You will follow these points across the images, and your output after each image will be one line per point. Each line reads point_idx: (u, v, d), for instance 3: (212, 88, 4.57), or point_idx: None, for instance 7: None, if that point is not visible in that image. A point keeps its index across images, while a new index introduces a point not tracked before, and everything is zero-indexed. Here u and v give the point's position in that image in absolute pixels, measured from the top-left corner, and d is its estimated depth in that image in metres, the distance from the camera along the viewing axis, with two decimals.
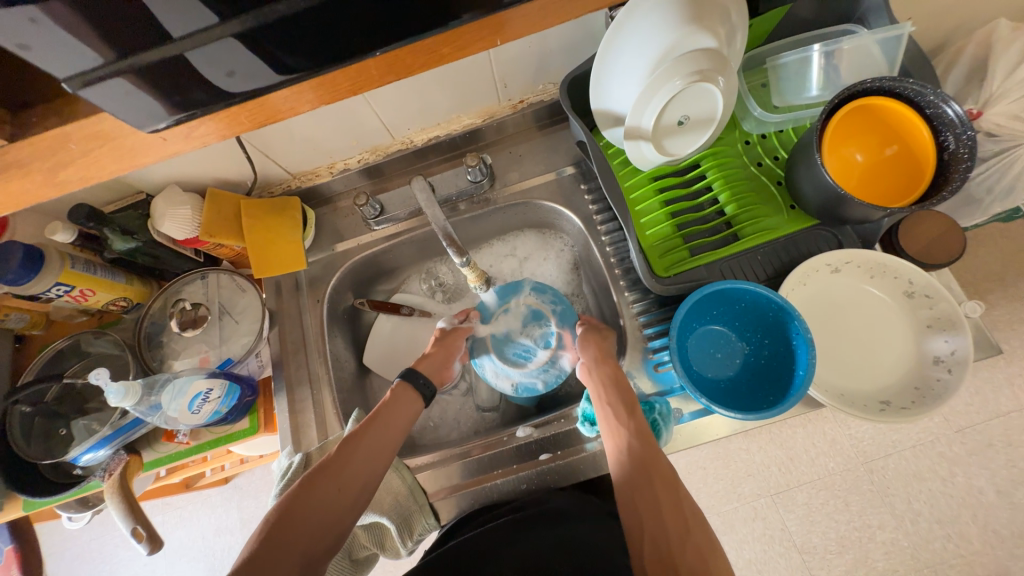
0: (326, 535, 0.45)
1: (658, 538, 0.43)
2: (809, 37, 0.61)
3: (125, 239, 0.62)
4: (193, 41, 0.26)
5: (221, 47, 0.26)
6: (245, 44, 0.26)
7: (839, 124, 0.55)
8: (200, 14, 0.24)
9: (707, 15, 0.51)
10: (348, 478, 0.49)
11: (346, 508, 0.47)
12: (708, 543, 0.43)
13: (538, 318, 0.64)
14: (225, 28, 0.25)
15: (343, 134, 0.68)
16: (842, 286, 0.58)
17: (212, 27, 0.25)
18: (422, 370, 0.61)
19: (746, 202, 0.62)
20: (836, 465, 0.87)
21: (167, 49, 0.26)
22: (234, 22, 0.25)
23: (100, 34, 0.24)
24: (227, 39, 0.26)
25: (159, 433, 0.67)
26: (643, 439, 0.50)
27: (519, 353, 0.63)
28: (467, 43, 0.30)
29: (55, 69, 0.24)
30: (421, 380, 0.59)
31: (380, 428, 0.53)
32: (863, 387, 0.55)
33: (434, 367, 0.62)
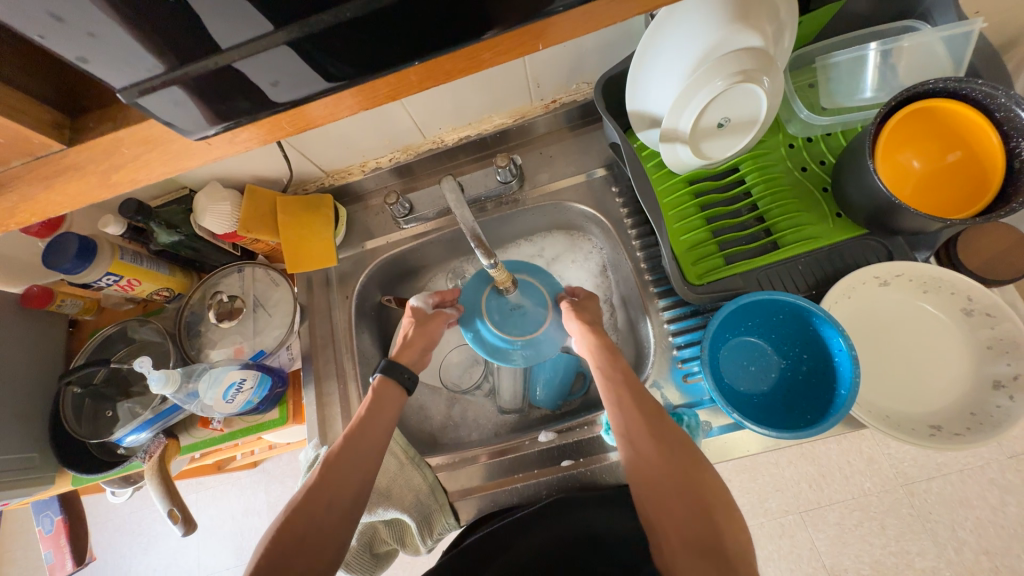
0: (328, 545, 0.46)
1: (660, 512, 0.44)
2: (865, 36, 0.57)
3: (169, 232, 0.65)
4: (245, 50, 0.25)
5: (277, 55, 0.25)
6: (295, 53, 0.26)
7: (894, 128, 0.51)
8: (252, 25, 0.24)
9: (754, 13, 0.49)
10: (342, 485, 0.49)
11: (342, 518, 0.48)
12: (719, 505, 0.43)
13: (531, 296, 0.60)
14: (272, 38, 0.25)
15: (376, 133, 0.68)
16: (892, 300, 0.54)
17: (265, 37, 0.25)
18: (404, 361, 0.59)
19: (787, 209, 0.59)
20: (872, 485, 0.83)
21: (218, 59, 0.25)
22: (284, 32, 0.25)
23: (157, 49, 0.24)
24: (283, 47, 0.25)
25: (195, 419, 0.70)
26: (638, 397, 0.50)
27: (520, 324, 0.57)
28: (509, 52, 0.29)
29: (110, 81, 0.25)
30: (405, 374, 0.57)
31: (367, 430, 0.52)
32: (911, 409, 0.51)
33: (416, 358, 0.60)
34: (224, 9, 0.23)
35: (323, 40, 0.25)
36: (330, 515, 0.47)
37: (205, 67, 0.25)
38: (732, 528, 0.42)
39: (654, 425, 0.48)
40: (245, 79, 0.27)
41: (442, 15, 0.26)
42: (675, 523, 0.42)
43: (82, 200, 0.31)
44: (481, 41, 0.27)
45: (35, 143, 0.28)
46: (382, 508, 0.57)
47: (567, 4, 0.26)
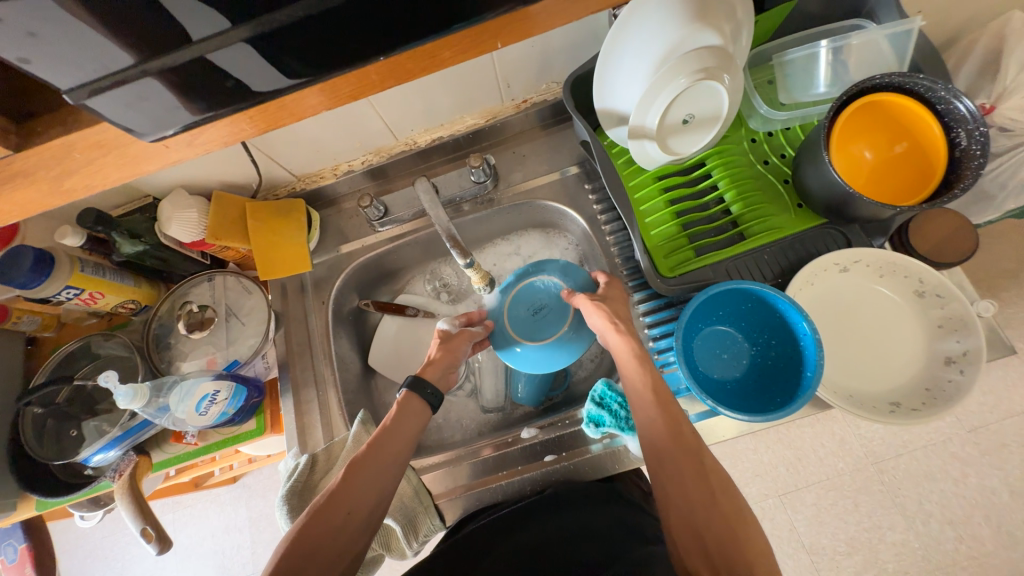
0: (340, 559, 0.45)
1: (682, 518, 0.43)
2: (817, 33, 0.60)
3: (133, 242, 0.62)
4: (200, 49, 0.25)
5: (233, 53, 0.25)
6: (252, 50, 0.25)
7: (847, 121, 0.54)
8: (207, 24, 0.24)
9: (712, 13, 0.51)
10: (356, 501, 0.47)
11: (356, 532, 0.47)
12: (740, 521, 0.42)
13: (552, 295, 0.60)
14: (227, 35, 0.24)
15: (346, 136, 0.68)
16: (851, 285, 0.57)
17: (220, 34, 0.24)
18: (428, 378, 0.57)
19: (752, 201, 0.61)
20: (844, 465, 0.86)
21: (172, 58, 0.25)
22: (240, 30, 0.24)
23: (105, 49, 0.23)
24: (239, 44, 0.25)
25: (168, 434, 0.68)
26: (665, 400, 0.50)
27: (544, 330, 0.59)
28: (471, 48, 0.30)
29: (56, 83, 0.24)
30: (427, 388, 0.56)
31: (388, 444, 0.51)
32: (873, 388, 0.54)
33: (441, 373, 0.59)
34: (175, 6, 0.23)
35: (281, 37, 0.25)
36: (343, 534, 0.46)
37: (158, 66, 0.25)
38: (752, 536, 0.42)
39: (685, 434, 0.47)
40: (201, 78, 0.26)
41: (401, 12, 0.26)
42: (695, 536, 0.42)
43: (32, 207, 0.30)
44: (442, 37, 0.28)
45: None
46: None
47: (524, 1, 0.26)
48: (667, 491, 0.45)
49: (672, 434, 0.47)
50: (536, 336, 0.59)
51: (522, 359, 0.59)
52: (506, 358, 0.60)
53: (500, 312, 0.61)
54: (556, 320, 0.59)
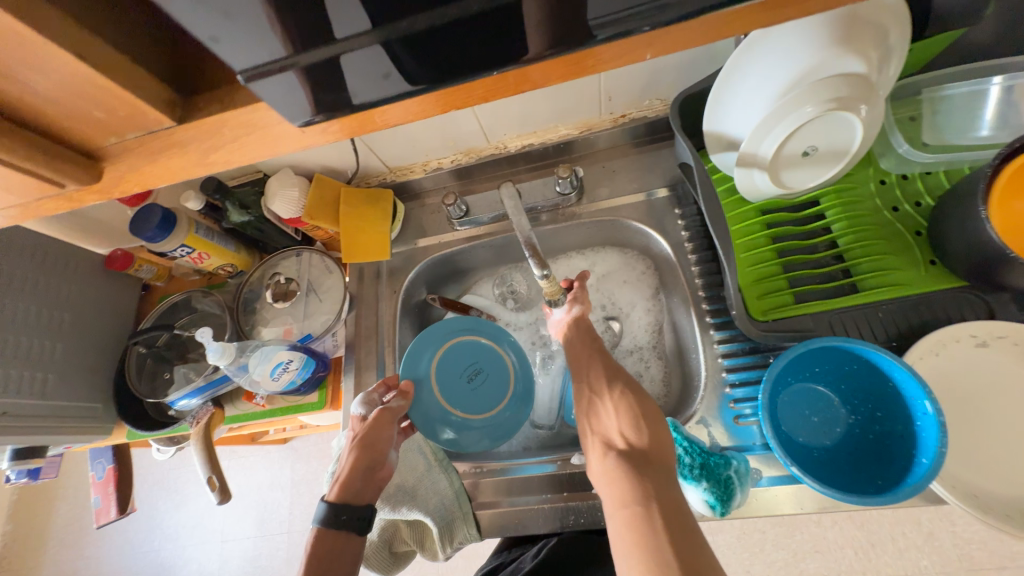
0: None
1: (596, 420, 0.55)
2: (982, 69, 0.52)
3: (241, 212, 0.68)
4: (340, 48, 0.26)
5: (368, 53, 0.26)
6: (384, 52, 0.26)
7: (1017, 174, 0.46)
8: (354, 22, 0.24)
9: (859, 37, 0.45)
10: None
11: None
12: (638, 407, 0.51)
13: (488, 358, 0.64)
14: (365, 37, 0.25)
15: (441, 134, 0.69)
16: (992, 365, 0.48)
17: (359, 35, 0.25)
18: (347, 498, 0.51)
19: (872, 249, 0.54)
20: (931, 564, 0.74)
21: (316, 53, 0.26)
22: (379, 32, 0.25)
23: (264, 40, 0.24)
24: (373, 47, 0.26)
25: (241, 392, 0.73)
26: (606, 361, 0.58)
27: (476, 395, 0.62)
28: (598, 63, 0.28)
29: (233, 62, 0.25)
30: (343, 516, 0.49)
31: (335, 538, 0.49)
32: (1006, 491, 0.45)
33: (360, 485, 0.52)
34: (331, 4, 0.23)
35: (412, 44, 0.26)
36: None
37: (308, 59, 0.26)
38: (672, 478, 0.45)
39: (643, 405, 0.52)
40: (338, 74, 0.27)
41: (537, 23, 0.25)
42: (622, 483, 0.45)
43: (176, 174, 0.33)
44: (575, 52, 0.27)
45: (150, 118, 0.29)
46: (406, 508, 0.57)
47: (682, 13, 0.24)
48: (583, 405, 0.57)
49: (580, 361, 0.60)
50: (465, 401, 0.62)
51: (452, 433, 0.60)
52: (434, 434, 0.60)
53: (428, 374, 0.62)
54: (485, 387, 0.62)
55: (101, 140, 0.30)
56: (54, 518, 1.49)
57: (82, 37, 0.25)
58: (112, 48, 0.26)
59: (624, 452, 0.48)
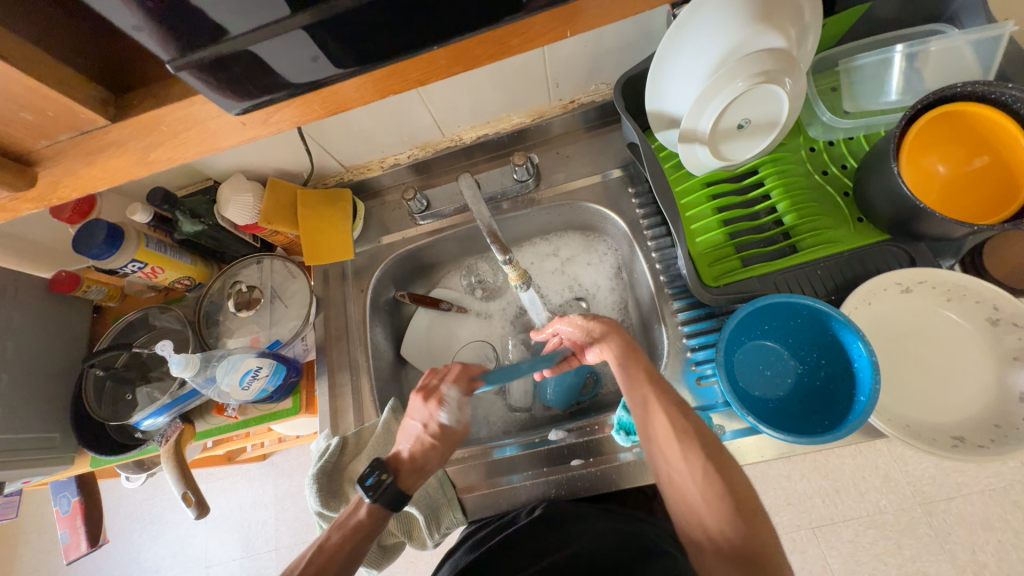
0: None
1: (677, 492, 0.46)
2: (891, 38, 0.57)
3: (193, 222, 0.66)
4: (261, 35, 0.26)
5: (291, 38, 0.27)
6: (300, 36, 0.27)
7: (920, 132, 0.51)
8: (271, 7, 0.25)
9: (777, 14, 0.49)
10: None
11: None
12: (733, 487, 0.43)
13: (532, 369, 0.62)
14: (286, 22, 0.26)
15: (395, 129, 0.70)
16: (914, 307, 0.53)
17: (277, 22, 0.26)
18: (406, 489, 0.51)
19: (807, 212, 0.58)
20: (889, 503, 0.80)
21: (233, 43, 0.26)
22: (301, 15, 0.26)
23: (190, 32, 0.25)
24: (296, 30, 0.26)
25: (211, 406, 0.71)
26: (688, 422, 0.47)
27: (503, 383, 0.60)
28: (516, 40, 0.30)
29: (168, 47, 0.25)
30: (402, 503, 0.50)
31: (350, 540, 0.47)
32: (932, 419, 0.50)
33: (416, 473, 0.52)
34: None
35: (328, 26, 0.27)
36: None
37: (228, 47, 0.26)
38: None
39: (735, 485, 0.43)
40: (261, 62, 0.28)
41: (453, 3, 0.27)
42: None
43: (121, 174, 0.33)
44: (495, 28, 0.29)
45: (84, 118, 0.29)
46: None
47: None
48: (659, 471, 0.47)
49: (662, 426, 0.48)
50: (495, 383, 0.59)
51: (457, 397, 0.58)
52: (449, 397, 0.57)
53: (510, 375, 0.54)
54: None
55: (35, 141, 0.30)
56: (17, 566, 1.39)
57: (6, 41, 0.25)
58: (39, 51, 0.27)
59: (721, 544, 0.41)
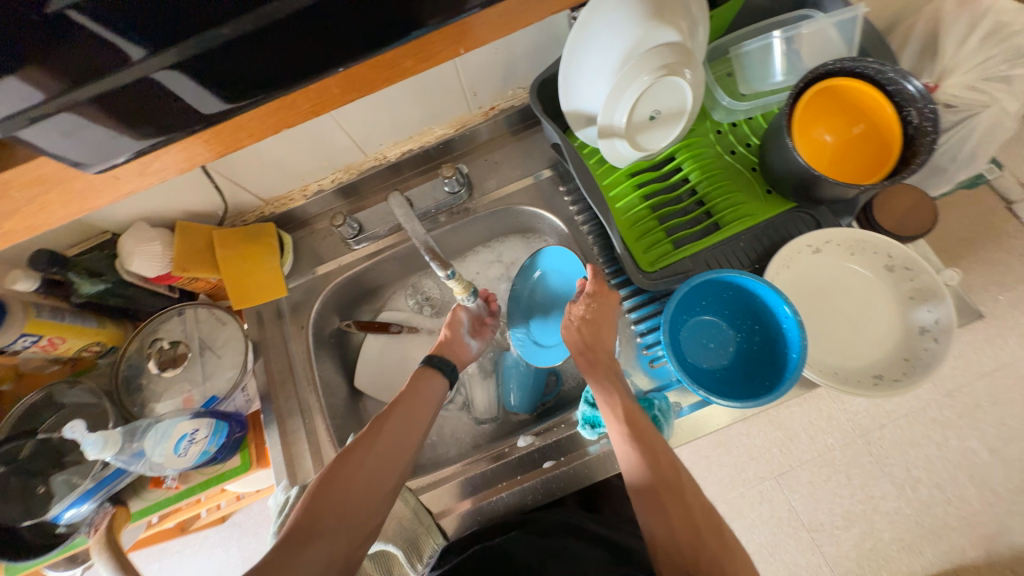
0: (371, 483, 0.50)
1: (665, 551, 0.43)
2: (769, 25, 0.62)
3: (93, 282, 0.60)
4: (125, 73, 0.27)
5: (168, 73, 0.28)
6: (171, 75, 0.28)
7: (806, 107, 0.56)
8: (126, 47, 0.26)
9: (667, 11, 0.52)
10: (395, 442, 0.54)
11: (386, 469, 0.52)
12: (725, 541, 0.43)
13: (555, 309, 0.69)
14: (151, 61, 0.27)
15: (311, 155, 0.66)
16: (827, 265, 0.59)
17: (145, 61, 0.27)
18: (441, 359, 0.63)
19: (723, 191, 0.62)
20: (835, 441, 0.78)
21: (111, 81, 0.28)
22: (173, 53, 0.27)
23: (68, 73, 0.27)
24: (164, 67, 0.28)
25: (146, 480, 0.64)
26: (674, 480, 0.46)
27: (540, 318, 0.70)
28: (408, 61, 0.34)
29: None
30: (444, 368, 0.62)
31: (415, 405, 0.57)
32: (854, 362, 0.56)
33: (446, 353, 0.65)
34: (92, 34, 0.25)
35: (198, 62, 0.28)
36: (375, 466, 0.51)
37: (96, 87, 0.28)
38: None
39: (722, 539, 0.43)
40: (143, 95, 0.29)
41: (334, 28, 0.29)
42: None
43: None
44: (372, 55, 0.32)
45: None
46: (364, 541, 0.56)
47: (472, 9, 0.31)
48: (648, 529, 0.45)
49: (651, 470, 0.47)
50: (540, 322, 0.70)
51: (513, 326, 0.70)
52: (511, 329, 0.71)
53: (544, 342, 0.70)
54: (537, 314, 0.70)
55: None
56: None
57: None
58: None
59: None
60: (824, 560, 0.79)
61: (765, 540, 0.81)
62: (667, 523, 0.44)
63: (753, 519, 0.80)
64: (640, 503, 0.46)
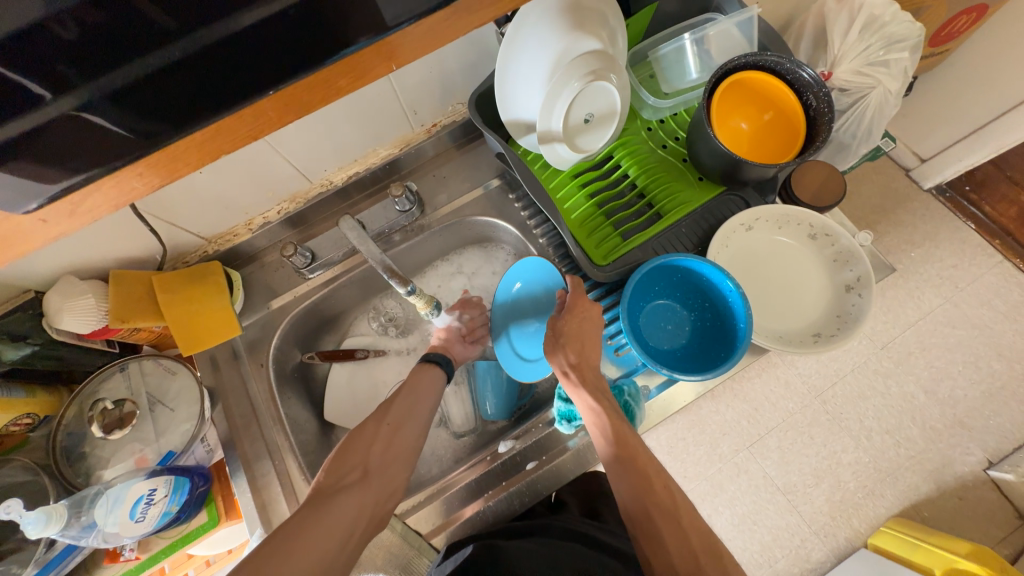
0: (383, 467, 0.53)
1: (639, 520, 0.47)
2: (680, 29, 0.68)
3: (16, 346, 0.54)
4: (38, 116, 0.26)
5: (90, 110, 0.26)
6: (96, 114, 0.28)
7: (722, 99, 0.61)
8: None
9: (588, 23, 0.56)
10: (401, 435, 0.56)
11: (394, 459, 0.54)
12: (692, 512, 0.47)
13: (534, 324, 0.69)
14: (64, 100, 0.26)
15: (254, 186, 0.65)
16: (759, 240, 0.64)
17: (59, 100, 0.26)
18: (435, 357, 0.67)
19: (660, 182, 0.66)
20: (795, 405, 0.84)
21: (38, 115, 0.27)
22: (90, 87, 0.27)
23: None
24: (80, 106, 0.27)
25: (99, 556, 0.59)
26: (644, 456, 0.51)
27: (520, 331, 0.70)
28: (342, 79, 0.32)
29: None
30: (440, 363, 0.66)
31: (418, 400, 0.60)
32: (794, 325, 0.61)
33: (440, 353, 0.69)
34: None
35: (121, 99, 0.28)
36: (385, 457, 0.54)
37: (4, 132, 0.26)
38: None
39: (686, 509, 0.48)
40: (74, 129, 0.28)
41: (264, 51, 0.30)
42: None
43: None
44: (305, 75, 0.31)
45: None
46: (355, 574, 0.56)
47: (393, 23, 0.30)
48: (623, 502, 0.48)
49: (624, 448, 0.51)
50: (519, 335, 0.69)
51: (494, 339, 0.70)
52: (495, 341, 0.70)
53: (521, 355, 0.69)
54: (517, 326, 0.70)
55: None
56: None
57: None
58: None
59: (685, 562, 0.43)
60: (802, 520, 0.81)
61: (746, 510, 0.82)
62: (638, 494, 0.48)
63: (734, 493, 0.82)
64: (613, 476, 0.50)
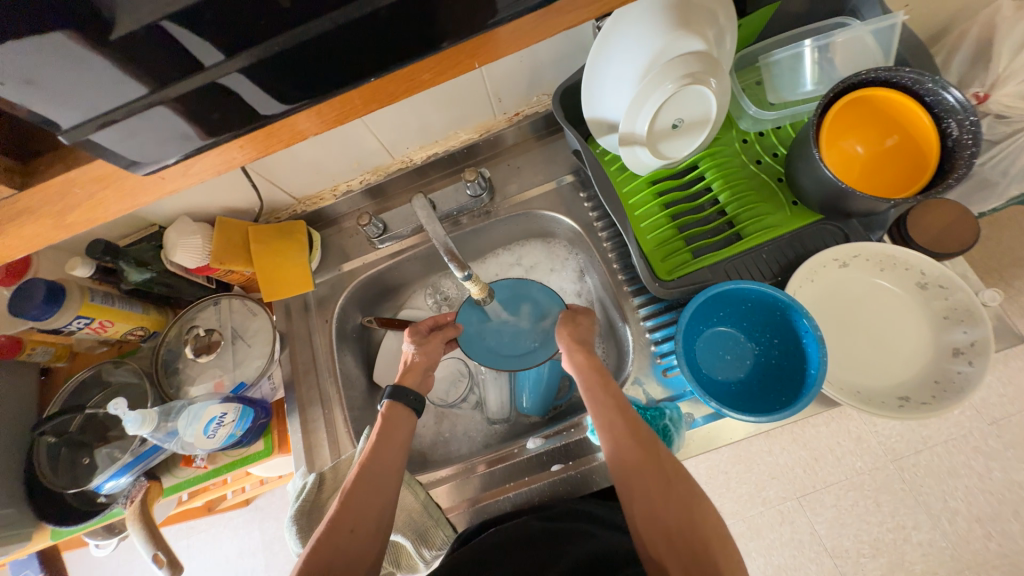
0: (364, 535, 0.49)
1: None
2: (801, 33, 0.61)
3: (140, 270, 0.64)
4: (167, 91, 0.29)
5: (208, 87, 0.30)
6: (212, 92, 0.30)
7: (838, 116, 0.54)
8: (177, 66, 0.28)
9: (694, 21, 0.52)
10: (371, 494, 0.51)
11: (369, 528, 0.49)
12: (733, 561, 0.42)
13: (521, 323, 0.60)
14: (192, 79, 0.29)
15: (344, 157, 0.69)
16: (854, 280, 0.57)
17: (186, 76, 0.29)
18: (408, 384, 0.60)
19: (746, 201, 0.61)
20: (864, 464, 0.74)
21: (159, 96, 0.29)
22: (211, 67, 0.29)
23: None
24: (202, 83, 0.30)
25: (178, 458, 0.69)
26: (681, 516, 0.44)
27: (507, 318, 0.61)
28: (427, 73, 0.33)
29: (75, 111, 0.28)
30: (411, 396, 0.59)
31: (382, 450, 0.53)
32: (879, 382, 0.53)
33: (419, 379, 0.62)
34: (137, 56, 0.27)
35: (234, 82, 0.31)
36: (358, 527, 0.49)
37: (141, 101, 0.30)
38: None
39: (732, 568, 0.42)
40: None
41: (359, 48, 0.30)
42: None
43: (60, 223, 0.35)
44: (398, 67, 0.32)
45: None
46: None
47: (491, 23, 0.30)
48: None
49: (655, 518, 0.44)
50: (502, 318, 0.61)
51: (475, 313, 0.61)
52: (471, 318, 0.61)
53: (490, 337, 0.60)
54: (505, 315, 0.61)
55: None
56: None
57: None
58: None
59: None
60: None
61: (783, 563, 0.76)
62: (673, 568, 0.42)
63: (772, 542, 0.76)
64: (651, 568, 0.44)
